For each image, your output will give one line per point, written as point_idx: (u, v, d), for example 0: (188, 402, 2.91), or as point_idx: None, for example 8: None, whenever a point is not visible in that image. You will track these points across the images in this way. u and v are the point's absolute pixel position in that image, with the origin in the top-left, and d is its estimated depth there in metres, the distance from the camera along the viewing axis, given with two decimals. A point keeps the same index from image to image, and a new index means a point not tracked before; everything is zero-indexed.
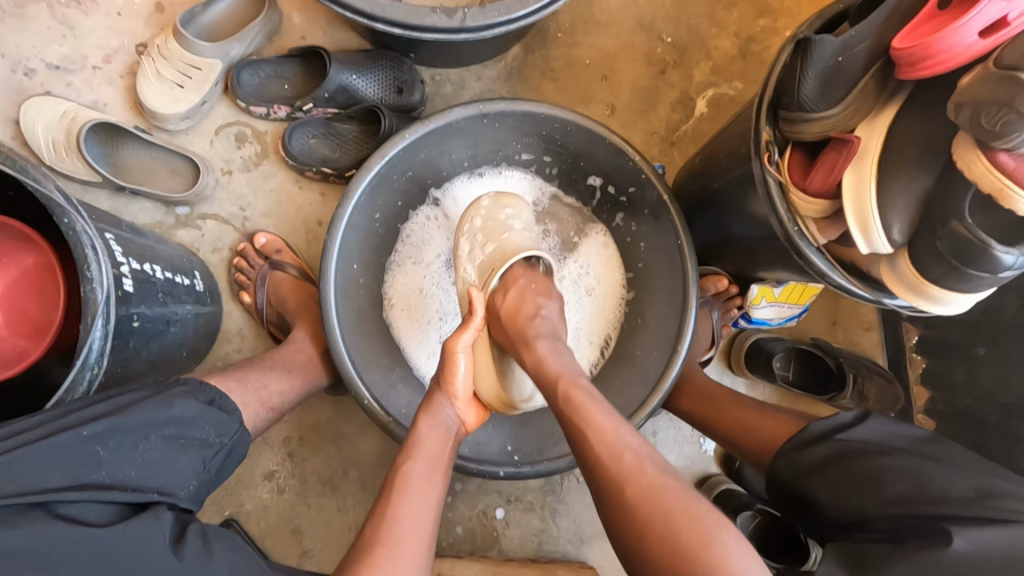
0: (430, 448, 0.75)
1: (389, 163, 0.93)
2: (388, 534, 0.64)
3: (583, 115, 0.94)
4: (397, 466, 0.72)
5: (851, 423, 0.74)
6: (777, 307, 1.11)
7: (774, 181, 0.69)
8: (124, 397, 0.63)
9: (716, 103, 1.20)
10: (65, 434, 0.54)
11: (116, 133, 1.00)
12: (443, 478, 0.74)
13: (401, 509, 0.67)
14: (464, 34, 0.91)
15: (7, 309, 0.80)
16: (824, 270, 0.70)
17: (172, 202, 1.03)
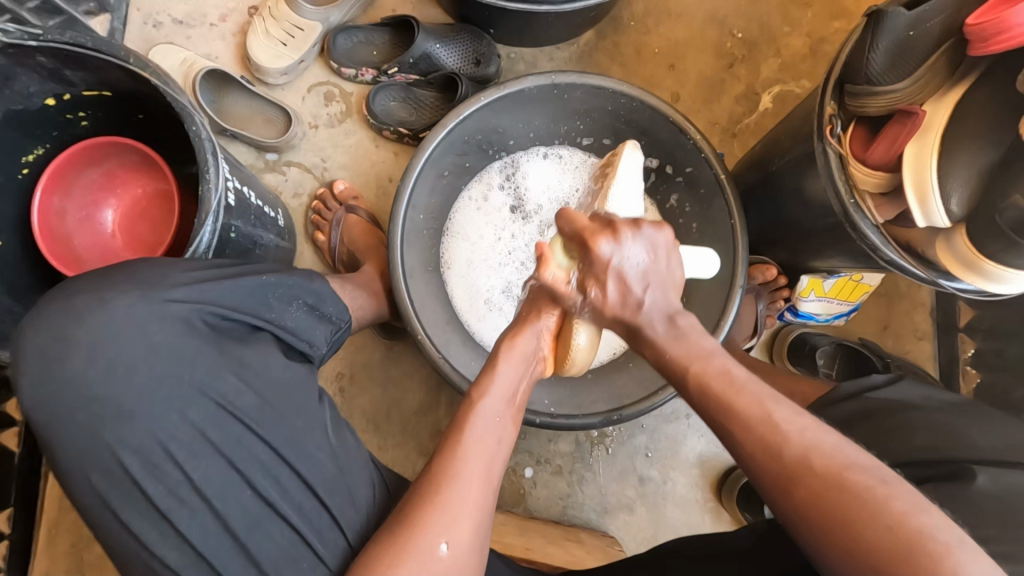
0: (506, 387, 0.71)
1: (462, 123, 1.01)
2: (455, 474, 0.63)
3: (649, 92, 0.99)
4: (468, 403, 0.69)
5: (881, 385, 0.74)
6: (826, 302, 1.12)
7: (833, 153, 0.71)
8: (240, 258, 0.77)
9: (782, 99, 1.22)
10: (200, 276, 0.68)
11: (224, 82, 1.11)
12: (514, 418, 0.72)
13: (468, 448, 0.65)
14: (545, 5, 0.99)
15: (121, 234, 0.93)
16: (877, 244, 0.71)
17: (264, 147, 1.14)
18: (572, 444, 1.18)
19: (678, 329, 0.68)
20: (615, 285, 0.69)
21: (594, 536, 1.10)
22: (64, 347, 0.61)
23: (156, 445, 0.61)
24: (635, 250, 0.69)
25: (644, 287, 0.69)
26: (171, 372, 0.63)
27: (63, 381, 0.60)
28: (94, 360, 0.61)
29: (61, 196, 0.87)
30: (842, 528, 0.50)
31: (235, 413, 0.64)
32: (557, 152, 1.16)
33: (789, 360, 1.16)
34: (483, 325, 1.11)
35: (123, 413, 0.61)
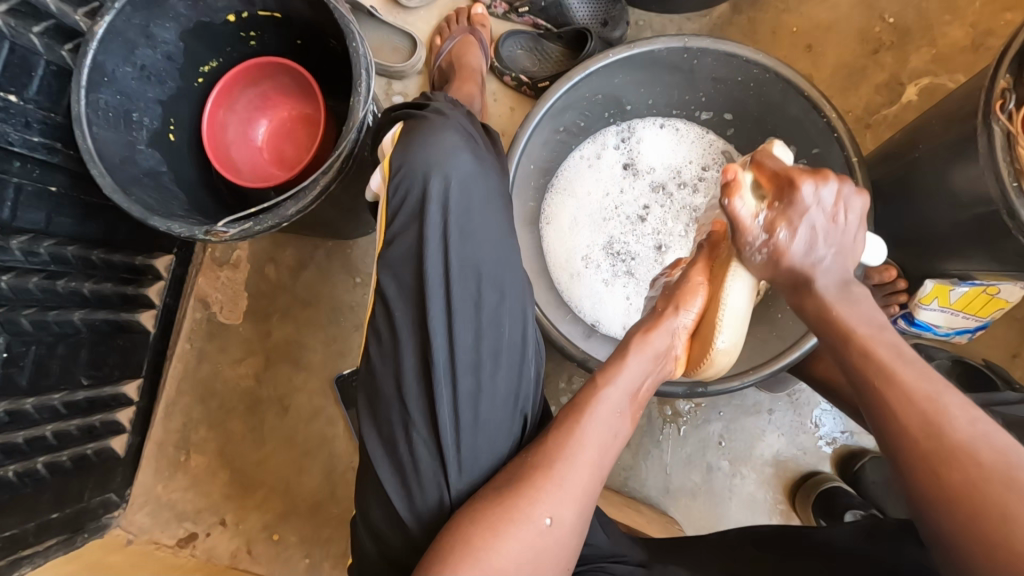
0: (632, 380, 0.74)
1: (586, 78, 1.02)
2: (572, 456, 0.67)
3: (787, 63, 0.94)
4: (591, 386, 0.73)
5: None
6: (949, 314, 1.02)
7: (1001, 130, 0.66)
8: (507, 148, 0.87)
9: (930, 92, 1.13)
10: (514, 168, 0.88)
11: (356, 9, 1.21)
12: (633, 411, 0.75)
13: (586, 433, 0.69)
14: None
15: (267, 150, 1.02)
16: None
17: (391, 75, 1.23)
18: (643, 418, 1.17)
19: (851, 290, 0.70)
20: (807, 233, 0.70)
21: (653, 511, 1.08)
22: (439, 163, 0.73)
23: (465, 262, 0.73)
24: (818, 211, 0.69)
25: (829, 244, 0.70)
26: (476, 204, 0.75)
27: (422, 179, 0.73)
28: (447, 177, 0.73)
29: (225, 110, 0.97)
30: (983, 519, 0.52)
31: (514, 271, 0.76)
32: (675, 124, 1.15)
33: None
34: (573, 283, 1.14)
35: (455, 228, 0.73)
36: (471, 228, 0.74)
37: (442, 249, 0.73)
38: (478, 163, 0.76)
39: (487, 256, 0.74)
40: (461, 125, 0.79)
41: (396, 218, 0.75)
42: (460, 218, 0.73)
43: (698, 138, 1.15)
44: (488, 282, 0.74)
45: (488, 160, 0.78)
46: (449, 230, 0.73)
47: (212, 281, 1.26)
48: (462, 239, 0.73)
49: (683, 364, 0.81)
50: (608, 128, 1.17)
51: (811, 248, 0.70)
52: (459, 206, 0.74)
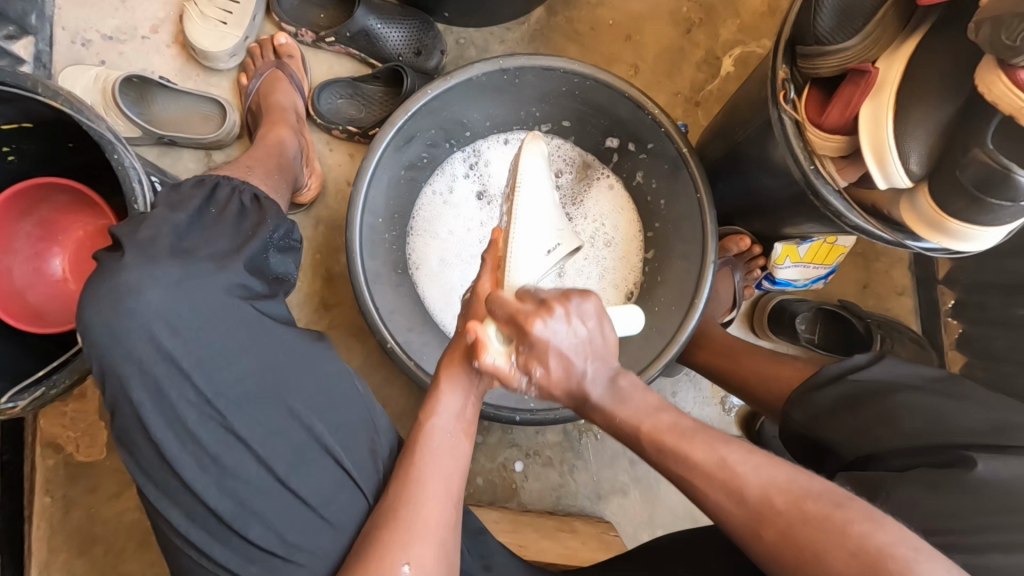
0: (447, 410, 0.68)
1: (412, 119, 0.96)
2: (416, 494, 0.62)
3: (602, 68, 0.94)
4: (416, 428, 0.68)
5: (866, 364, 0.74)
6: (802, 268, 1.10)
7: (789, 120, 0.68)
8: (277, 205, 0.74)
9: (743, 61, 1.18)
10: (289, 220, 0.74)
11: (144, 88, 1.07)
12: (466, 432, 0.70)
13: (426, 462, 0.64)
14: None
15: (73, 279, 0.88)
16: (841, 211, 0.69)
17: (209, 146, 1.11)
18: (560, 434, 1.17)
19: (619, 393, 0.65)
20: (557, 363, 0.63)
21: (589, 524, 1.09)
22: (121, 309, 0.59)
23: (209, 397, 0.60)
24: (561, 330, 0.62)
25: (579, 367, 0.64)
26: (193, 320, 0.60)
27: (112, 338, 0.59)
28: (142, 317, 0.59)
29: (1, 255, 0.82)
30: (766, 527, 0.53)
31: (283, 371, 0.64)
32: (520, 136, 1.13)
33: (770, 330, 1.14)
34: (457, 323, 1.10)
35: (171, 371, 0.59)
36: (197, 359, 0.60)
37: (173, 401, 0.59)
38: (179, 275, 0.60)
39: (238, 373, 0.61)
40: (165, 224, 0.63)
41: (105, 388, 0.60)
42: (184, 351, 0.60)
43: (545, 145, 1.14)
44: (248, 404, 0.62)
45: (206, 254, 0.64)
46: (170, 372, 0.59)
47: (57, 419, 1.10)
48: (195, 376, 0.60)
49: (500, 372, 0.75)
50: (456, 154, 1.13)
51: (566, 366, 0.64)
52: (174, 339, 0.60)
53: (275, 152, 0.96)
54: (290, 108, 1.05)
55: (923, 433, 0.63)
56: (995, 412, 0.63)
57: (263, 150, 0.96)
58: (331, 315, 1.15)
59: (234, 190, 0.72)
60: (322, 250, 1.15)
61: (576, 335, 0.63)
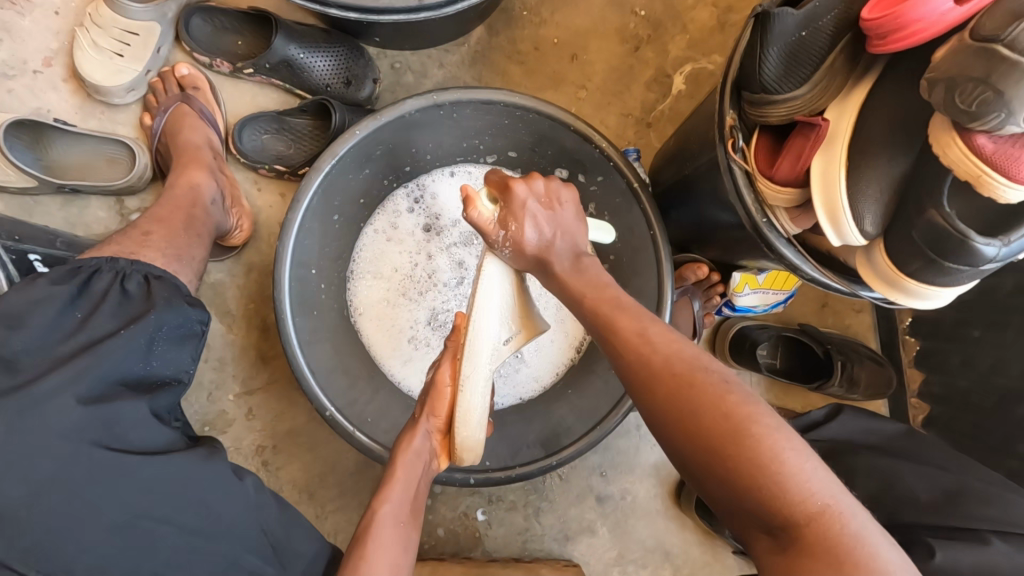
0: (412, 464, 0.71)
1: (340, 163, 0.87)
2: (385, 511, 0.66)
3: (542, 100, 0.88)
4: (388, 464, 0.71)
5: (821, 421, 0.83)
6: (762, 294, 1.07)
7: (740, 171, 0.64)
8: (168, 287, 0.66)
9: (695, 78, 1.13)
10: (181, 302, 0.65)
11: (40, 132, 0.96)
12: (415, 521, 0.69)
13: (395, 483, 0.69)
14: (424, 13, 0.78)
15: None
16: (795, 262, 0.65)
17: (119, 193, 1.00)
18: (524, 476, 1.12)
19: (580, 264, 0.72)
20: (528, 223, 0.71)
21: (557, 571, 1.05)
22: None
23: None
24: (535, 194, 0.72)
25: (555, 229, 0.72)
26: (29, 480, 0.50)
27: None
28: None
29: None
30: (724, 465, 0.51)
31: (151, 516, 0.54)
32: (465, 169, 1.06)
33: (731, 358, 1.10)
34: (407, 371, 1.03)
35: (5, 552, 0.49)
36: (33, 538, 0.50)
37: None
38: (12, 411, 0.50)
39: (103, 523, 0.52)
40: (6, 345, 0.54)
41: None
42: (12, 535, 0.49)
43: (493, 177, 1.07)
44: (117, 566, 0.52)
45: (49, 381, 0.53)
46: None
47: None
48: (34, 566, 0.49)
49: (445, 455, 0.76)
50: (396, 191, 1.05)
51: (542, 235, 0.72)
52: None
53: (190, 200, 0.85)
54: (204, 146, 0.95)
55: None
56: None
57: (175, 199, 0.85)
58: (270, 369, 1.06)
59: (110, 279, 0.63)
60: (255, 298, 1.06)
61: (550, 222, 0.73)
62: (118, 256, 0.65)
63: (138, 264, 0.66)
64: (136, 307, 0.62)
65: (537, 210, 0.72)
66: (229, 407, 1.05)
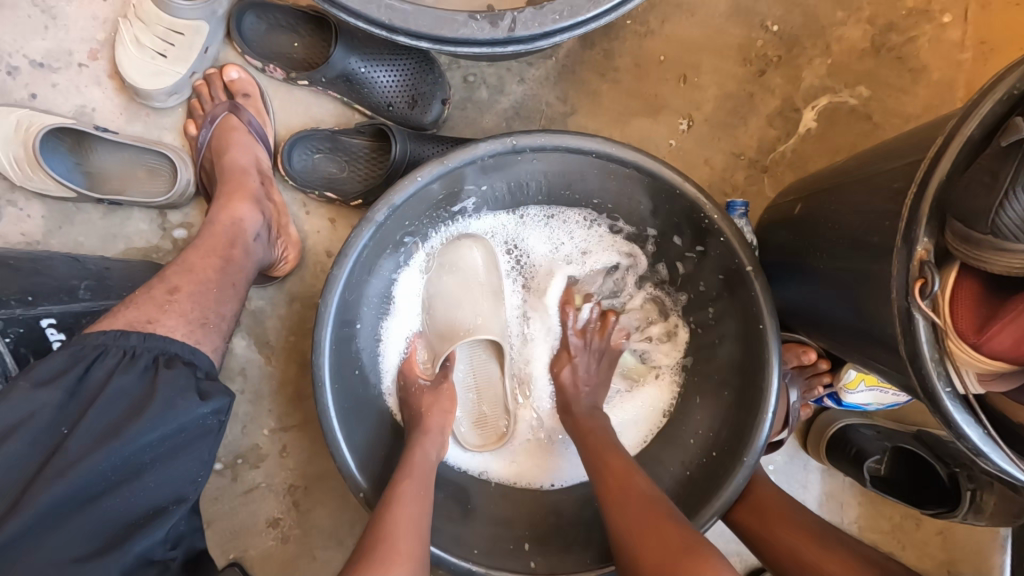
0: (423, 464, 0.72)
1: (398, 210, 0.74)
2: (390, 542, 0.61)
3: (646, 154, 0.72)
4: (391, 486, 0.68)
5: None
6: (877, 392, 0.89)
7: (923, 322, 0.46)
8: (177, 374, 0.55)
9: (831, 115, 0.91)
10: (183, 406, 0.54)
11: (83, 138, 0.89)
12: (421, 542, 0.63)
13: (397, 512, 0.64)
14: (513, 46, 0.62)
15: None
16: (979, 445, 0.48)
17: (161, 207, 0.92)
18: None
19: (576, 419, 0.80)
20: (571, 375, 0.83)
21: None
22: None
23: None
24: (586, 360, 0.84)
25: (586, 378, 0.83)
26: None
27: None
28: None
29: None
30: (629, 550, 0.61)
31: None
32: (561, 213, 0.87)
33: (827, 455, 0.93)
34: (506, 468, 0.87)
35: None
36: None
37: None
38: None
39: None
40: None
41: None
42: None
43: (584, 225, 0.88)
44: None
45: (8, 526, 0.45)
46: None
47: None
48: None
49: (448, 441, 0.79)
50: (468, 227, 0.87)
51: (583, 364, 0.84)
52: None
53: (229, 239, 0.75)
54: (251, 169, 0.84)
55: None
56: None
57: (214, 235, 0.75)
58: (307, 406, 0.99)
59: (113, 363, 0.54)
60: (296, 330, 0.97)
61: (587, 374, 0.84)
62: (129, 331, 0.56)
63: (151, 340, 0.57)
64: (132, 407, 0.52)
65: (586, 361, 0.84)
66: (263, 440, 0.99)
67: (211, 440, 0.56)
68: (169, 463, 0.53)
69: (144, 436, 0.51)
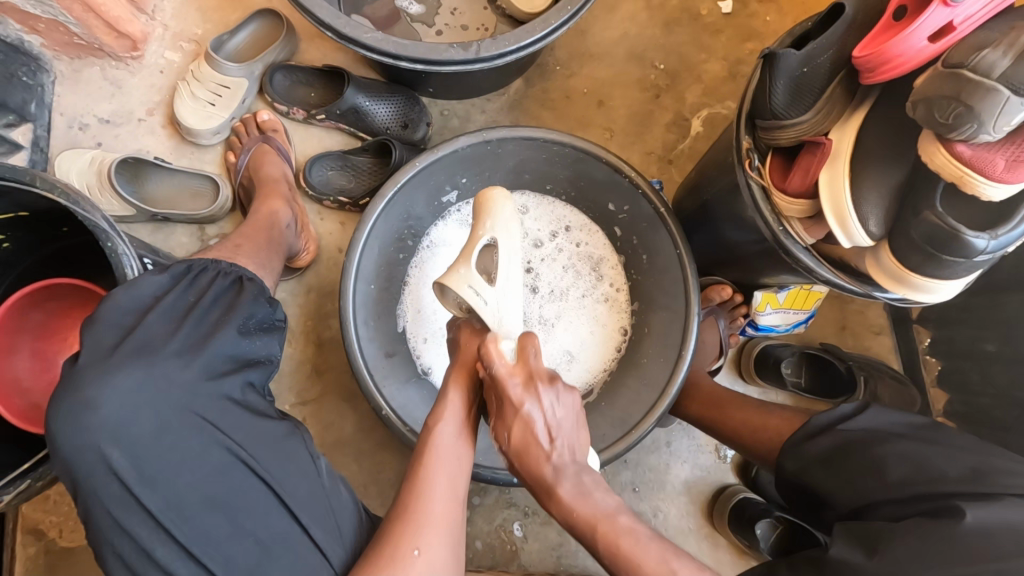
0: (455, 412, 0.76)
1: (401, 190, 0.99)
2: (424, 500, 0.67)
3: (579, 136, 1.00)
4: (427, 429, 0.74)
5: (851, 415, 0.76)
6: (782, 314, 1.13)
7: (757, 185, 0.75)
8: (256, 287, 0.76)
9: (710, 121, 1.26)
10: (261, 304, 0.75)
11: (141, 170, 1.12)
12: (471, 437, 0.77)
13: (432, 468, 0.70)
14: (479, 64, 0.93)
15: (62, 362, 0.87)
16: (812, 266, 0.74)
17: (202, 221, 1.14)
18: None
19: (584, 487, 0.70)
20: (519, 432, 0.73)
21: None
22: (82, 425, 0.59)
23: (162, 513, 0.60)
24: (537, 405, 0.73)
25: (555, 443, 0.72)
26: (145, 433, 0.61)
27: (77, 447, 0.59)
28: (99, 431, 0.59)
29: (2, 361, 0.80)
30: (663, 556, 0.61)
31: (237, 474, 0.63)
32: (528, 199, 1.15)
33: (757, 374, 1.16)
34: None
35: (135, 482, 0.60)
36: (152, 468, 0.60)
37: (123, 522, 0.60)
38: (137, 381, 0.61)
39: (209, 466, 0.62)
40: (138, 325, 0.65)
41: (75, 497, 0.60)
42: (134, 468, 0.60)
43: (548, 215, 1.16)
44: (211, 509, 0.61)
45: (169, 345, 0.64)
46: (118, 492, 0.60)
47: (41, 504, 1.05)
48: (144, 490, 0.60)
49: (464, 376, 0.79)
50: (455, 212, 1.14)
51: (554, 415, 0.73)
52: (125, 457, 0.60)
53: (269, 223, 0.98)
54: (281, 178, 1.09)
55: (910, 482, 0.66)
56: (976, 456, 0.66)
57: (257, 222, 0.98)
58: (323, 381, 1.14)
59: (213, 275, 0.74)
60: (313, 316, 1.16)
61: (552, 417, 0.73)
62: (221, 258, 0.76)
63: (235, 266, 0.77)
64: (228, 302, 0.72)
65: (530, 419, 0.73)
66: (285, 415, 1.13)
67: (279, 335, 0.77)
68: (258, 341, 0.72)
69: (242, 320, 0.71)
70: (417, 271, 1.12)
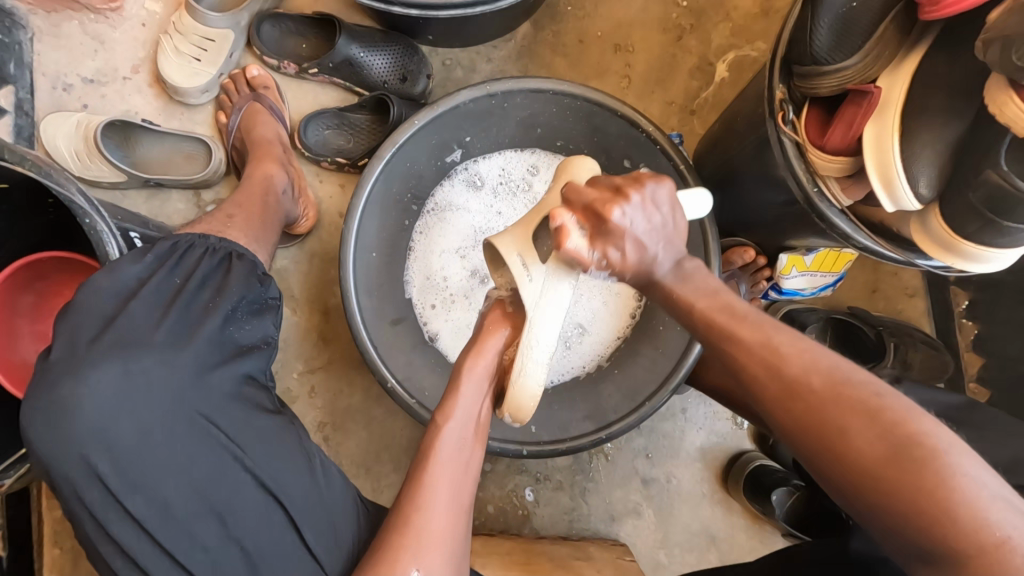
0: (467, 408, 0.68)
1: (400, 151, 0.93)
2: (421, 512, 0.62)
3: (592, 88, 0.91)
4: (433, 428, 0.67)
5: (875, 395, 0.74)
6: (809, 277, 1.06)
7: (790, 141, 0.65)
8: (244, 265, 0.72)
9: (738, 66, 1.15)
10: (251, 282, 0.71)
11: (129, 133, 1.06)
12: (479, 438, 0.70)
13: (437, 477, 0.64)
14: (480, 6, 0.84)
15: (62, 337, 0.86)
16: (848, 232, 0.65)
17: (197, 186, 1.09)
18: (570, 457, 1.14)
19: (683, 272, 0.62)
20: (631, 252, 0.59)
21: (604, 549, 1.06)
22: (63, 425, 0.57)
23: (149, 517, 0.59)
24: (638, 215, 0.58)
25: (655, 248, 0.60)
26: (130, 431, 0.59)
27: (59, 446, 0.58)
28: (81, 432, 0.57)
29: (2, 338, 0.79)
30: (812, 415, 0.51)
31: (230, 471, 0.62)
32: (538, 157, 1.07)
33: None
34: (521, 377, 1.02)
35: (120, 481, 0.58)
36: (138, 469, 0.59)
37: (114, 516, 0.59)
38: (118, 375, 0.59)
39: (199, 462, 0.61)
40: (121, 313, 0.62)
41: (63, 490, 0.59)
42: (118, 471, 0.58)
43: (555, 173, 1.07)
44: (201, 505, 0.60)
45: (154, 337, 0.61)
46: (105, 491, 0.58)
47: None
48: (133, 489, 0.59)
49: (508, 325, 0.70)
50: (460, 173, 1.07)
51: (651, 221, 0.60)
52: (110, 459, 0.58)
53: (263, 189, 0.92)
54: (275, 140, 1.03)
55: None
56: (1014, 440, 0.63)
57: (251, 188, 0.92)
58: (330, 349, 1.12)
59: (199, 254, 0.70)
60: (317, 283, 1.13)
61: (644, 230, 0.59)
62: (209, 234, 0.72)
63: (224, 242, 0.73)
64: (216, 282, 0.69)
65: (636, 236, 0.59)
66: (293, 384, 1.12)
67: (272, 315, 0.73)
68: (250, 323, 0.69)
69: (231, 302, 0.67)
70: (420, 235, 1.06)
